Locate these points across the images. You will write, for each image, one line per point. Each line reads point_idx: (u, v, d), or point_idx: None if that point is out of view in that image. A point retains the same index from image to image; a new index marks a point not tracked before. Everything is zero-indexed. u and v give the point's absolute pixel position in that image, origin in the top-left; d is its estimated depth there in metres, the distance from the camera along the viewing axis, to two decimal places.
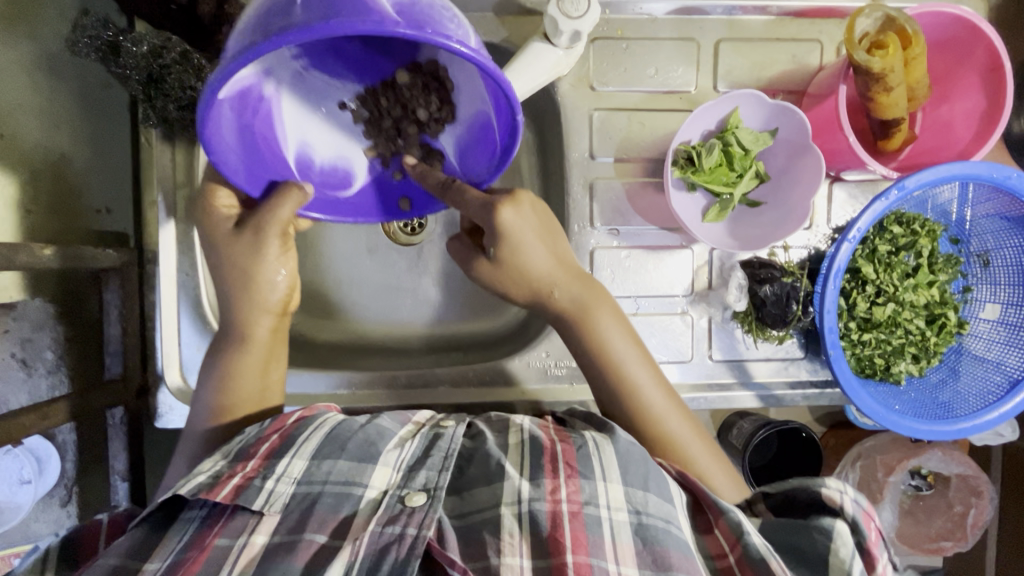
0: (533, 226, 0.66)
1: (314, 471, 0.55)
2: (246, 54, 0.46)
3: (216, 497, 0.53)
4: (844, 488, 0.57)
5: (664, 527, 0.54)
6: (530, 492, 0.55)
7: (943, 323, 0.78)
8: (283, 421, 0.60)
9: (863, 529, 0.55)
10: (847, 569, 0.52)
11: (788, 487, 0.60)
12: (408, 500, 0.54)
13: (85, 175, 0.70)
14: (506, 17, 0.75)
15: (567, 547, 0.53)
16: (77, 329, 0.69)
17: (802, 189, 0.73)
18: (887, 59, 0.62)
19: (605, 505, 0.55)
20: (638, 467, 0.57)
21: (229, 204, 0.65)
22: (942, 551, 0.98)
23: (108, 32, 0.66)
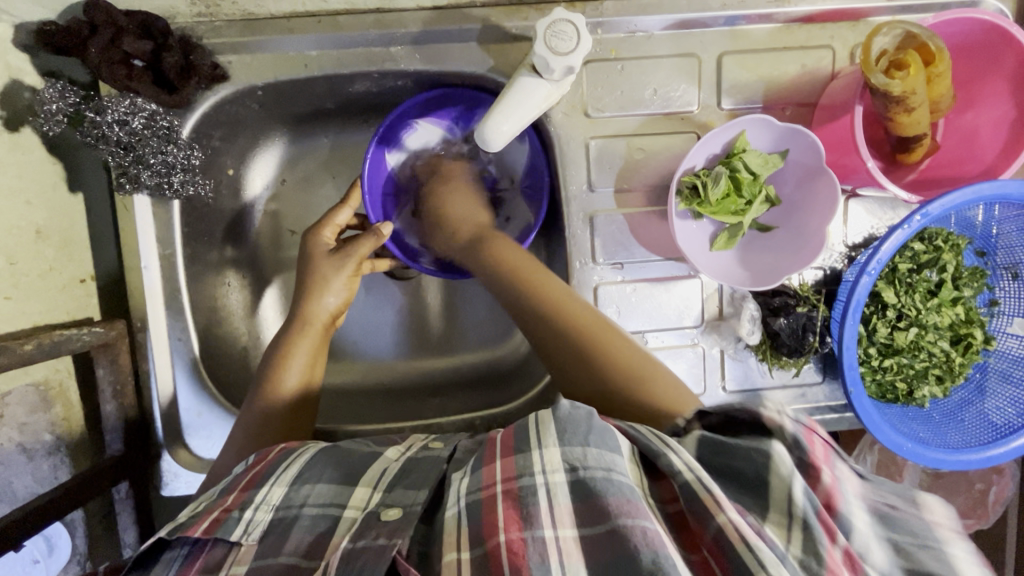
0: (462, 198, 0.80)
1: (292, 496, 0.53)
2: (421, 104, 0.75)
3: (195, 533, 0.50)
4: (783, 406, 0.48)
5: (604, 477, 0.45)
6: (468, 487, 0.49)
7: (969, 343, 0.74)
8: (266, 453, 0.58)
9: (804, 445, 0.46)
10: (787, 485, 0.43)
11: (726, 406, 0.51)
12: (382, 514, 0.50)
13: (64, 247, 0.68)
14: (491, 44, 0.70)
15: (499, 526, 0.44)
16: (74, 406, 0.68)
17: (818, 216, 0.69)
18: (910, 81, 0.57)
19: (541, 472, 0.47)
20: (578, 424, 0.48)
21: (332, 232, 0.74)
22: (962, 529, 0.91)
23: (69, 103, 0.64)
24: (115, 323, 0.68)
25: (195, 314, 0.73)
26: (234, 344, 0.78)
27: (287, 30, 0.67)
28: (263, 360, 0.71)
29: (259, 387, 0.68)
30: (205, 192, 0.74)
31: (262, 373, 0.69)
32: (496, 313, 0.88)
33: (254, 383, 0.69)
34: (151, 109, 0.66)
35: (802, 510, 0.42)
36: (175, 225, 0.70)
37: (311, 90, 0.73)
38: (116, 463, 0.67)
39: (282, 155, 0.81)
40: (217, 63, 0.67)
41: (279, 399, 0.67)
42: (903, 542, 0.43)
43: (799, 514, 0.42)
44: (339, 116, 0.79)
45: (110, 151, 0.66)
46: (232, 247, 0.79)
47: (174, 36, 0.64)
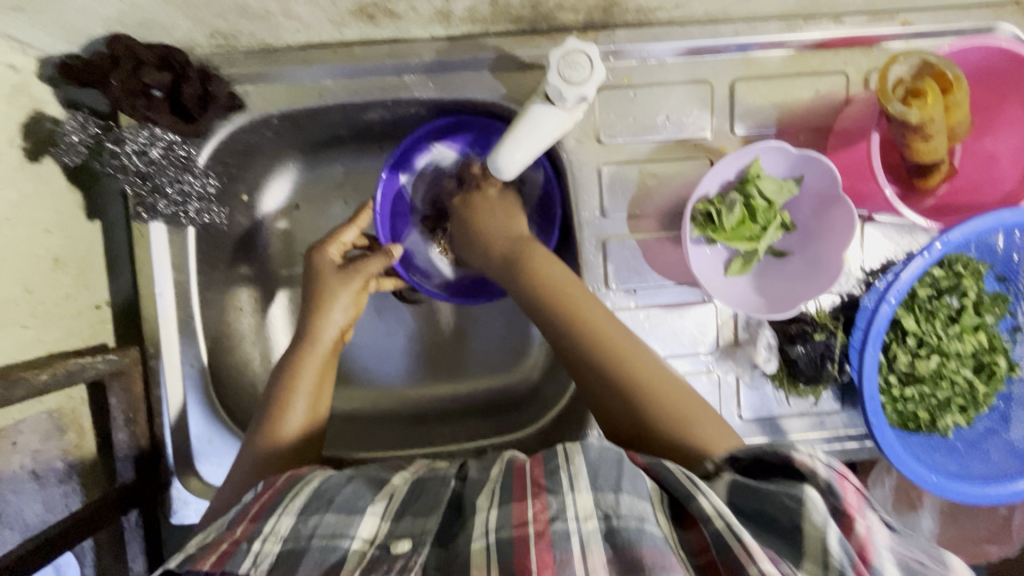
0: (499, 209, 0.75)
1: (300, 526, 0.50)
2: (435, 132, 0.76)
3: (202, 567, 0.49)
4: (814, 451, 0.50)
5: (636, 527, 0.46)
6: (496, 520, 0.48)
7: (992, 371, 0.73)
8: (273, 480, 0.56)
9: (837, 492, 0.48)
10: (822, 536, 0.44)
11: (757, 448, 0.53)
12: (393, 546, 0.49)
13: (80, 274, 0.68)
14: (503, 72, 0.70)
15: (531, 570, 0.44)
16: (86, 433, 0.68)
17: (835, 242, 0.68)
18: (927, 109, 0.57)
19: (574, 517, 0.47)
20: (610, 469, 0.49)
21: (339, 249, 0.75)
22: (987, 558, 0.88)
23: (88, 134, 0.65)
24: (128, 349, 0.68)
25: (208, 339, 0.73)
26: (245, 369, 0.78)
27: (303, 60, 0.68)
28: (269, 385, 0.69)
29: (262, 417, 0.66)
30: (220, 219, 0.74)
31: (266, 400, 0.68)
32: (507, 337, 0.88)
33: (259, 410, 0.68)
34: (169, 139, 0.67)
35: (838, 564, 0.43)
36: (190, 252, 0.71)
37: (325, 119, 0.74)
38: (128, 491, 0.67)
39: (296, 180, 0.82)
40: (234, 93, 0.68)
41: (284, 421, 0.65)
42: None
43: (835, 569, 0.43)
44: (352, 142, 0.80)
45: (129, 181, 0.67)
46: (245, 271, 0.80)
47: (193, 68, 0.65)
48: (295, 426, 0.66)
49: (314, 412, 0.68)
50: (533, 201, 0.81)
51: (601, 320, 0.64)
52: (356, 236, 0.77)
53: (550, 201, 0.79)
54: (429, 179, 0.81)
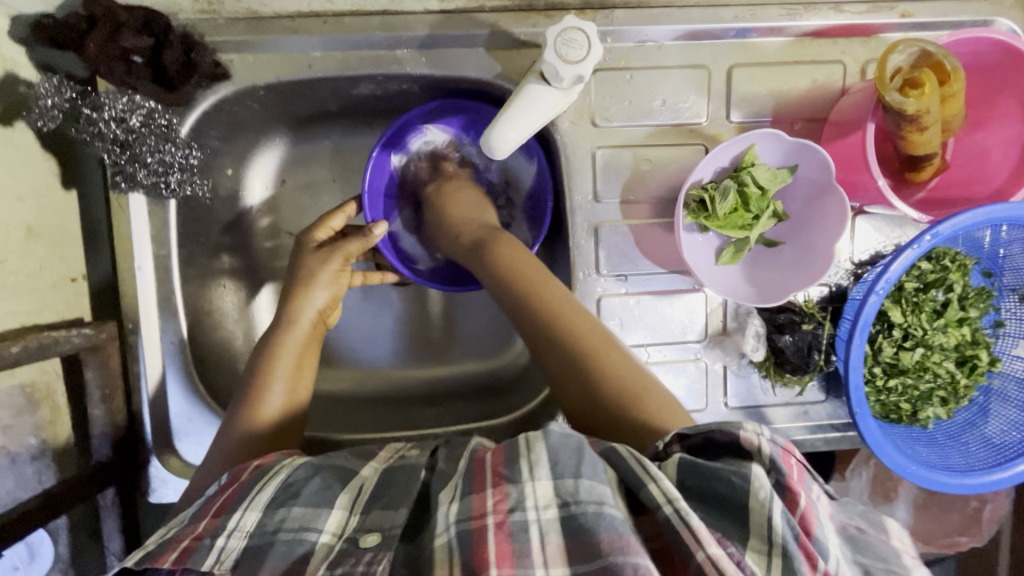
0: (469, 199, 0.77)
1: (267, 521, 0.49)
2: (427, 113, 0.74)
3: (163, 564, 0.47)
4: (760, 429, 0.49)
5: (595, 512, 0.45)
6: (456, 513, 0.47)
7: (974, 364, 0.74)
8: (238, 474, 0.54)
9: (782, 469, 0.46)
10: (766, 512, 0.44)
11: (705, 427, 0.50)
12: (362, 540, 0.48)
13: (55, 245, 0.66)
14: (498, 50, 0.69)
15: (490, 561, 0.44)
16: (61, 409, 0.66)
17: (827, 233, 0.68)
18: (923, 100, 0.56)
19: (533, 507, 0.46)
20: (569, 455, 0.48)
21: (326, 234, 0.73)
22: (957, 547, 0.91)
23: (64, 98, 0.63)
24: (105, 325, 0.66)
25: (189, 316, 0.71)
26: (228, 348, 0.77)
27: (291, 30, 0.66)
28: (249, 366, 0.68)
29: (240, 401, 0.65)
30: (202, 192, 0.72)
31: (245, 382, 0.66)
32: (495, 322, 0.87)
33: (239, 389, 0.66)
34: (148, 107, 0.65)
35: (782, 538, 0.43)
36: (171, 225, 0.69)
37: (314, 92, 0.72)
38: (104, 468, 0.66)
39: (282, 156, 0.80)
40: (218, 61, 0.66)
41: (264, 403, 0.64)
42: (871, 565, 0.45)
43: (779, 544, 0.43)
44: (341, 118, 0.78)
45: (105, 149, 0.65)
46: (230, 247, 0.78)
47: (175, 34, 0.62)
48: (276, 410, 0.64)
49: (293, 395, 0.66)
50: (524, 187, 0.80)
51: (542, 283, 0.65)
52: (345, 222, 0.75)
53: (542, 188, 0.78)
54: (421, 160, 0.80)
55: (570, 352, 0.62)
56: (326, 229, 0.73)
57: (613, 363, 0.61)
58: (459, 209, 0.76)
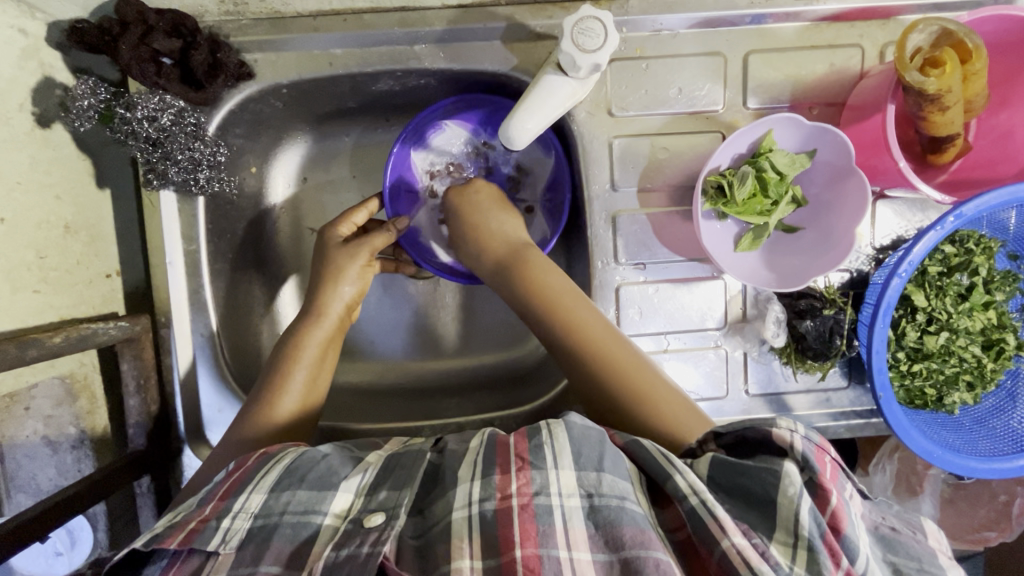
0: (491, 203, 0.76)
1: (272, 503, 0.51)
2: (444, 108, 0.75)
3: (169, 544, 0.49)
4: (795, 427, 0.49)
5: (617, 505, 0.47)
6: (478, 492, 0.49)
7: (1001, 348, 0.73)
8: (244, 460, 0.55)
9: (814, 467, 0.47)
10: (794, 509, 0.45)
11: (739, 425, 0.52)
12: (367, 519, 0.50)
13: (91, 242, 0.68)
14: (515, 42, 0.69)
15: (515, 542, 0.46)
16: (98, 401, 0.69)
17: (847, 217, 0.67)
18: (945, 79, 0.56)
19: (557, 493, 0.48)
20: (593, 448, 0.50)
21: (349, 228, 0.75)
22: (984, 542, 0.90)
23: (100, 99, 0.65)
24: (139, 318, 0.68)
25: (217, 309, 0.74)
26: (255, 340, 0.79)
27: (313, 28, 0.68)
28: (271, 360, 0.69)
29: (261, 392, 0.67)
30: (229, 188, 0.74)
31: (267, 375, 0.68)
32: (513, 313, 0.88)
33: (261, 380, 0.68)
34: (178, 106, 0.67)
35: (808, 533, 0.45)
36: (200, 222, 0.71)
37: (335, 89, 0.73)
38: (140, 457, 0.68)
39: (305, 153, 0.82)
40: (243, 61, 0.68)
41: (284, 392, 0.66)
42: (903, 565, 0.48)
43: (805, 539, 0.45)
44: (361, 114, 0.80)
45: (138, 147, 0.66)
46: (255, 243, 0.80)
47: (202, 35, 0.65)
48: (290, 410, 0.65)
49: (311, 389, 0.68)
50: (543, 182, 0.81)
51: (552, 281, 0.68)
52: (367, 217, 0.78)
53: (560, 180, 0.79)
54: (442, 156, 0.81)
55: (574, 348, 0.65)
56: (350, 224, 0.75)
57: (613, 352, 0.64)
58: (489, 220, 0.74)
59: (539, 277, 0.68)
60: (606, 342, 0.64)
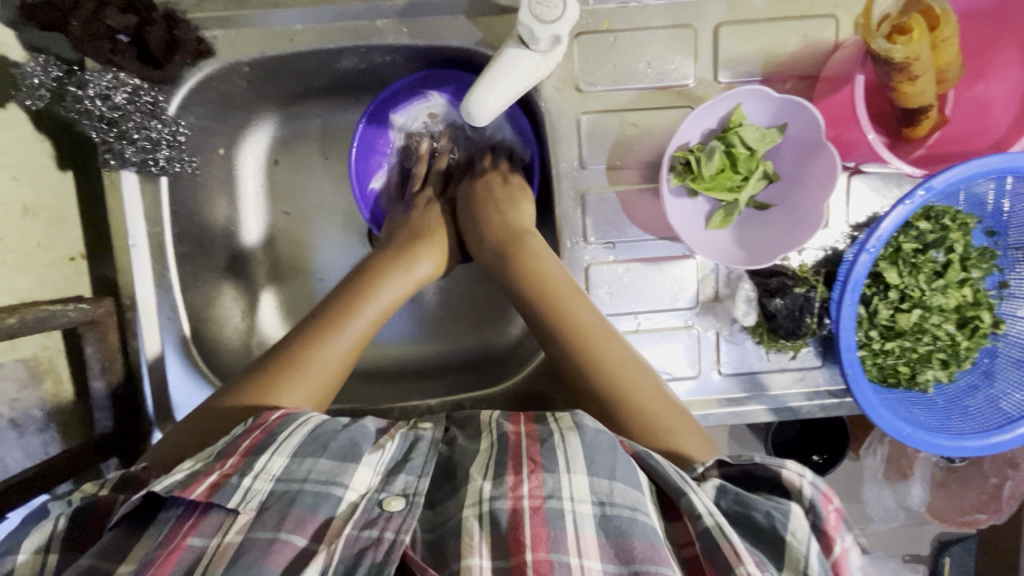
0: (502, 197, 0.75)
1: (295, 468, 0.50)
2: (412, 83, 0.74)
3: (190, 494, 0.48)
4: (805, 471, 0.52)
5: (629, 517, 0.48)
6: (491, 490, 0.50)
7: (976, 326, 0.72)
8: (265, 418, 0.54)
9: (820, 512, 0.51)
10: (802, 554, 0.47)
11: (749, 463, 0.53)
12: (386, 504, 0.50)
13: (52, 224, 0.68)
14: (480, 16, 0.68)
15: (526, 545, 0.47)
16: (65, 384, 0.69)
17: (816, 192, 0.66)
18: (913, 45, 0.54)
19: (569, 497, 0.49)
20: (605, 454, 0.50)
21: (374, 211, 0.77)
22: (976, 524, 0.87)
23: (51, 77, 0.64)
24: (102, 300, 0.68)
25: (184, 292, 0.73)
26: (225, 323, 0.78)
27: (273, 4, 0.66)
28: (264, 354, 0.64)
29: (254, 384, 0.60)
30: (192, 168, 0.73)
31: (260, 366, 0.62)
32: (488, 293, 0.87)
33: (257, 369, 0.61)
34: (133, 84, 0.66)
35: None
36: (163, 203, 0.70)
37: (300, 66, 0.72)
38: (106, 438, 0.68)
39: (272, 134, 0.81)
40: (202, 38, 0.66)
41: (281, 387, 0.59)
42: None
43: None
44: (329, 93, 0.78)
45: (93, 126, 0.66)
46: (225, 225, 0.79)
47: (158, 11, 0.64)
48: (290, 404, 0.59)
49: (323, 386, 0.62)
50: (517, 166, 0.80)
51: (546, 270, 0.68)
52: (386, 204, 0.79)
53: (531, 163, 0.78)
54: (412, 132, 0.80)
55: (541, 311, 0.66)
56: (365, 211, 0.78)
57: (569, 307, 0.65)
58: (489, 205, 0.75)
59: (535, 270, 0.68)
60: (569, 302, 0.65)
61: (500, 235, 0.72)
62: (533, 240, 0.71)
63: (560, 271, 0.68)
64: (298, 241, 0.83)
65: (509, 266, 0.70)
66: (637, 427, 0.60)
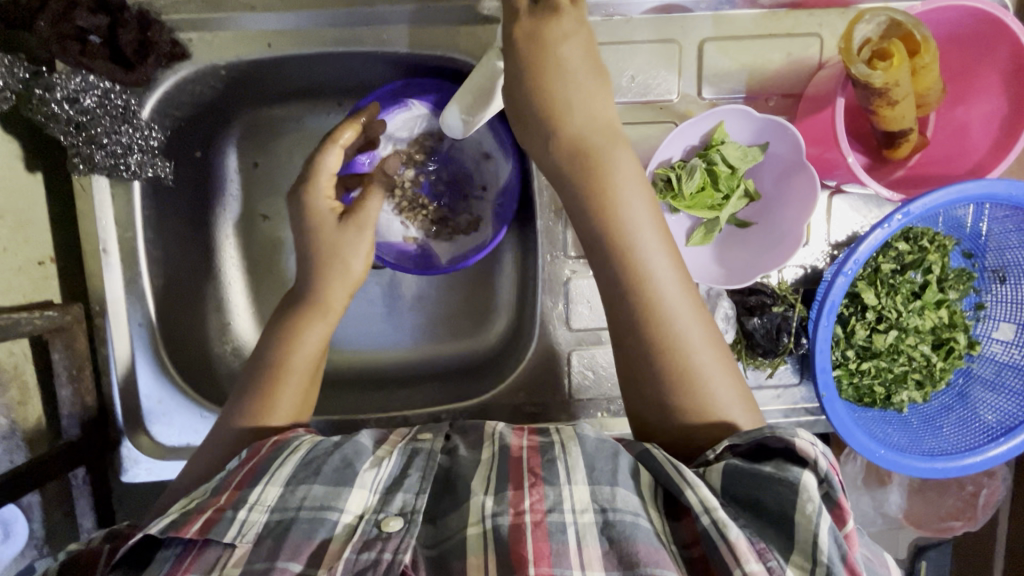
0: (583, 85, 0.56)
1: (288, 497, 0.50)
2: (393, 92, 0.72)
3: (186, 532, 0.47)
4: (817, 440, 0.47)
5: (632, 521, 0.47)
6: (492, 506, 0.49)
7: (952, 347, 0.72)
8: (258, 448, 0.55)
9: (834, 483, 0.46)
10: (812, 529, 0.43)
11: (758, 434, 0.49)
12: (384, 524, 0.49)
13: (19, 228, 0.66)
14: (461, 26, 0.67)
15: (528, 559, 0.46)
16: (32, 391, 0.68)
17: (796, 212, 0.66)
18: (892, 71, 0.54)
19: (570, 509, 0.48)
20: (606, 461, 0.50)
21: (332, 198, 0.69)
22: (951, 531, 0.89)
23: (17, 79, 0.63)
24: (71, 306, 0.66)
25: (157, 298, 0.72)
26: (200, 329, 0.77)
27: (249, 7, 0.65)
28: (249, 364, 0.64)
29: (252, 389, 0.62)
30: (167, 174, 0.71)
31: (247, 386, 0.63)
32: (471, 301, 0.86)
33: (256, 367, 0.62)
34: (104, 87, 0.65)
35: (827, 558, 0.43)
36: (136, 207, 0.69)
37: (277, 71, 0.71)
38: (73, 447, 0.67)
39: (251, 138, 0.79)
40: (177, 40, 0.65)
41: (274, 400, 0.61)
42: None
43: (823, 563, 0.43)
44: (310, 97, 0.77)
45: (61, 131, 0.65)
46: (201, 230, 0.77)
47: (131, 11, 0.62)
48: (283, 419, 0.61)
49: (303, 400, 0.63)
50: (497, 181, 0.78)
51: (614, 189, 0.56)
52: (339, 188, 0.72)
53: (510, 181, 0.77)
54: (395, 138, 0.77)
55: (608, 240, 0.56)
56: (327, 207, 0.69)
57: (627, 232, 0.56)
58: (572, 93, 0.56)
59: (618, 223, 0.56)
60: (635, 227, 0.56)
61: (584, 135, 0.56)
62: (623, 156, 0.57)
63: (643, 214, 0.57)
64: (277, 248, 0.81)
65: (588, 209, 0.57)
66: (682, 409, 0.54)
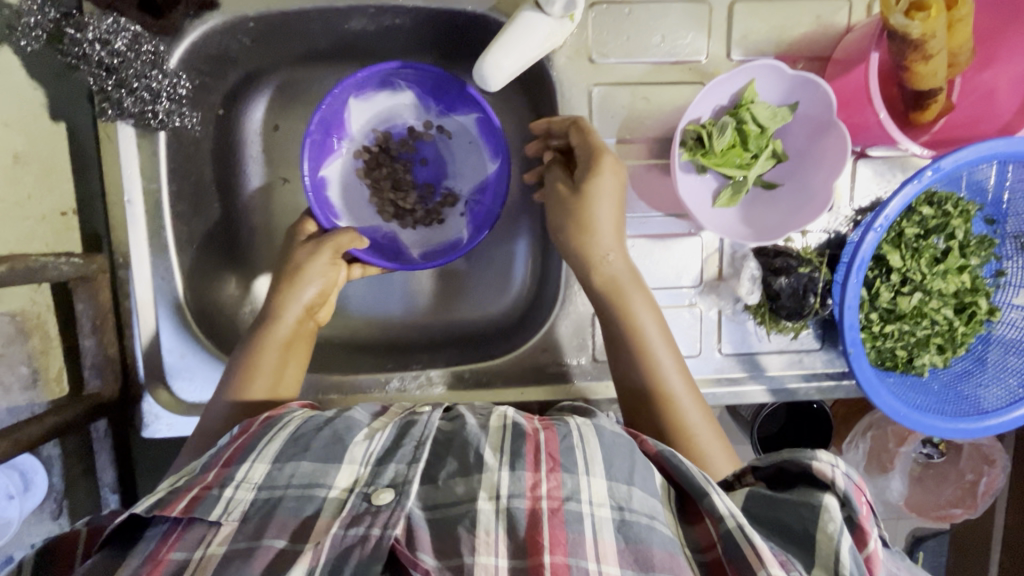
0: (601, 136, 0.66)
1: (276, 475, 0.47)
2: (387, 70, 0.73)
3: (172, 510, 0.45)
4: (837, 462, 0.47)
5: (647, 524, 0.46)
6: (508, 486, 0.46)
7: (974, 312, 0.73)
8: (249, 424, 0.52)
9: (854, 505, 0.45)
10: (834, 546, 0.44)
11: (778, 457, 0.49)
12: (375, 497, 0.46)
13: (43, 176, 0.66)
14: None
15: (545, 547, 0.44)
16: (53, 342, 0.67)
17: (826, 172, 0.66)
18: (930, 23, 0.54)
19: (588, 501, 0.46)
20: (624, 460, 0.48)
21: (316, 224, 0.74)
22: (951, 519, 0.88)
23: (48, 19, 0.62)
24: (94, 256, 0.66)
25: (179, 253, 0.71)
26: (218, 288, 0.76)
27: None
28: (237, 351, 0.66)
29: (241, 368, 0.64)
30: (192, 125, 0.71)
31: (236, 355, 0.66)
32: (490, 267, 0.86)
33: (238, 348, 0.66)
34: (134, 31, 0.64)
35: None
36: (160, 159, 0.68)
37: (304, 27, 0.70)
38: (96, 399, 0.66)
39: (274, 99, 0.78)
40: None
41: (253, 378, 0.63)
42: None
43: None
44: (334, 57, 0.76)
45: (92, 73, 0.64)
46: (222, 188, 0.77)
47: None
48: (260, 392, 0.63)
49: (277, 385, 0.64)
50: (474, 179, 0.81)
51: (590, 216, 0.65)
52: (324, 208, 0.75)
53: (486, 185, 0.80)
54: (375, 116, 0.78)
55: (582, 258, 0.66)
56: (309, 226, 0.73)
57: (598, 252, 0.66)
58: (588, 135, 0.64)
59: (591, 242, 0.65)
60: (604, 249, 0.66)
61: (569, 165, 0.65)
62: (603, 176, 0.64)
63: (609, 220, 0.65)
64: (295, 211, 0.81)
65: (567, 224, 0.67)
66: (646, 391, 0.65)
